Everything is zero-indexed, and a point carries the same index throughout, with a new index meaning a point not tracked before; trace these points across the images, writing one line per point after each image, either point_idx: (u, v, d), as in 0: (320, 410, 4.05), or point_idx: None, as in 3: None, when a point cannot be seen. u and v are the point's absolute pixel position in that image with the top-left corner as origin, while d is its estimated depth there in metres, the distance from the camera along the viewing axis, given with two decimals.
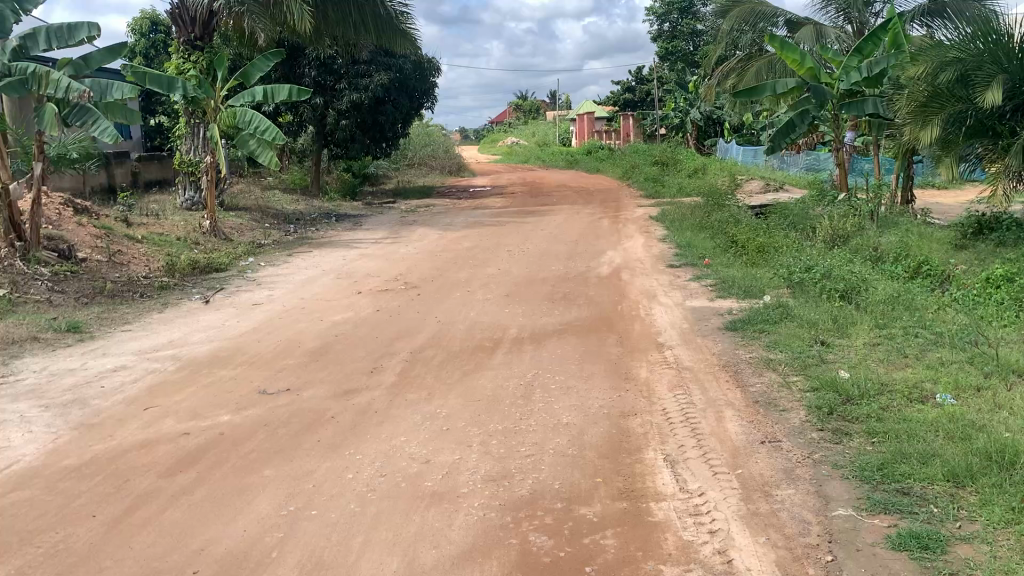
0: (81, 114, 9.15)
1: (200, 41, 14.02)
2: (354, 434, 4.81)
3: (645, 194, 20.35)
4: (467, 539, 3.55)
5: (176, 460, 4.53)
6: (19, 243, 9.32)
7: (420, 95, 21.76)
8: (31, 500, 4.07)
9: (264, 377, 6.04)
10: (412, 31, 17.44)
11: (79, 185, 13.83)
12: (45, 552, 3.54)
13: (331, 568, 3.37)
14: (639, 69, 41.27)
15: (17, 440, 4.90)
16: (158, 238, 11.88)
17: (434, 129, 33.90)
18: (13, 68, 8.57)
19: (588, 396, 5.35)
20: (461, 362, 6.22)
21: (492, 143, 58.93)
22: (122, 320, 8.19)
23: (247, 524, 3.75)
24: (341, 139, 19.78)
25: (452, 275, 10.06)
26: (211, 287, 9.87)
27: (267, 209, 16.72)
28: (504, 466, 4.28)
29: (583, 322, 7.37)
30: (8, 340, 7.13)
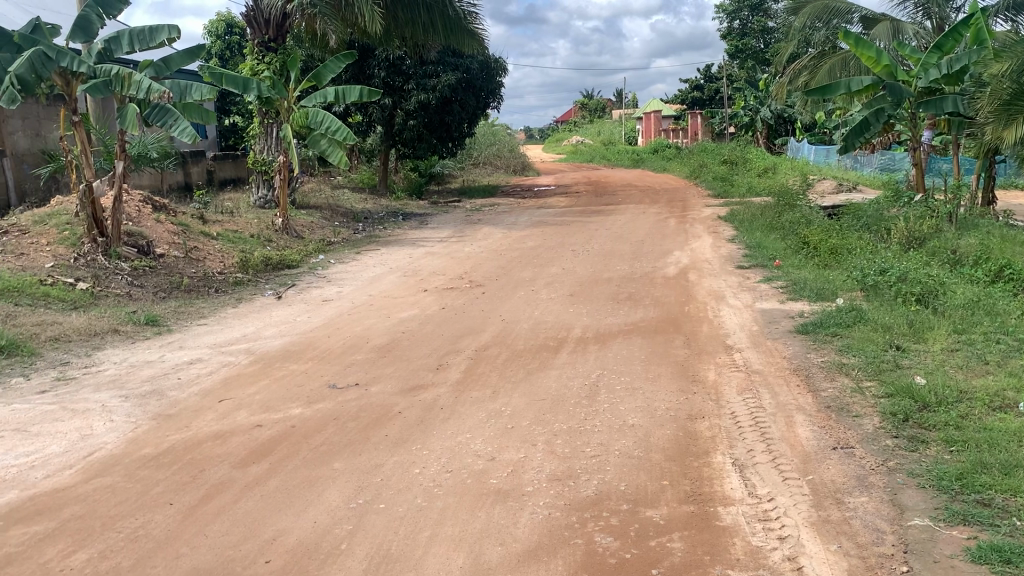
0: (161, 114, 9.36)
1: (274, 42, 14.32)
2: (421, 430, 4.87)
3: (712, 194, 20.05)
4: (533, 537, 3.56)
5: (249, 451, 4.65)
6: (101, 239, 9.63)
7: (486, 95, 21.83)
8: (112, 486, 4.22)
9: (334, 371, 6.16)
10: (480, 31, 17.54)
11: (158, 183, 14.29)
12: (126, 537, 3.68)
13: (399, 562, 3.41)
14: (708, 68, 40.77)
15: (99, 429, 5.10)
16: (232, 236, 12.17)
17: (499, 129, 34.03)
18: (97, 70, 8.88)
19: (654, 398, 5.31)
20: (527, 361, 6.23)
21: (557, 142, 58.83)
22: (198, 314, 8.45)
23: (317, 515, 3.83)
24: (409, 139, 20.01)
25: (518, 274, 10.06)
26: (283, 284, 10.09)
27: (336, 208, 17.00)
28: (569, 465, 4.28)
29: (650, 323, 7.31)
30: (91, 332, 7.41)
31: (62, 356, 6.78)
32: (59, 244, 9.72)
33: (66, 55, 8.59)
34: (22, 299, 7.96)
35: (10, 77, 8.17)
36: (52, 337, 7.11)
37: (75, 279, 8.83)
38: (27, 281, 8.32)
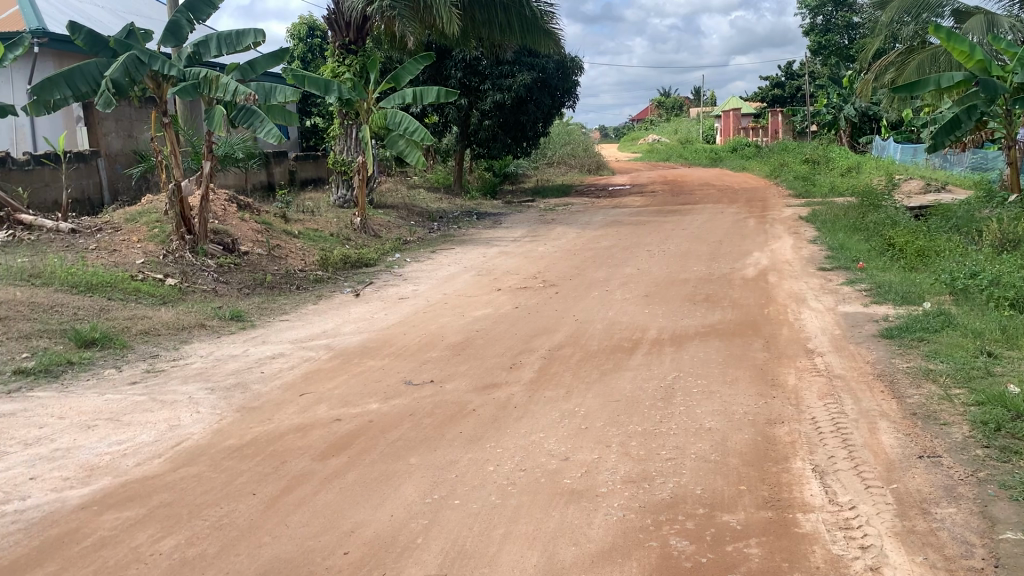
0: (248, 116, 9.61)
1: (354, 45, 14.58)
2: (495, 427, 4.90)
3: (793, 194, 19.60)
4: (606, 537, 3.56)
5: (329, 444, 4.76)
6: (189, 237, 9.96)
7: (562, 95, 21.80)
8: (198, 475, 4.38)
9: (410, 368, 6.24)
10: (556, 31, 17.54)
11: (242, 183, 14.72)
12: (211, 524, 3.80)
13: (474, 558, 3.44)
14: (790, 64, 39.97)
15: (187, 419, 5.30)
16: (312, 234, 12.47)
17: (574, 128, 33.96)
18: (186, 73, 9.18)
19: (732, 402, 5.23)
20: (601, 361, 6.22)
21: (632, 141, 58.37)
22: (280, 310, 8.68)
23: (393, 509, 3.89)
24: (484, 139, 20.15)
25: (591, 274, 10.03)
26: (361, 281, 10.28)
27: (413, 207, 17.23)
28: (644, 468, 4.26)
29: (727, 325, 7.19)
30: (179, 326, 7.68)
31: (151, 348, 7.06)
32: (149, 241, 10.10)
33: (158, 60, 8.92)
34: (115, 293, 8.31)
35: (106, 81, 8.53)
36: (142, 331, 7.40)
37: (164, 275, 9.16)
38: (120, 276, 8.67)
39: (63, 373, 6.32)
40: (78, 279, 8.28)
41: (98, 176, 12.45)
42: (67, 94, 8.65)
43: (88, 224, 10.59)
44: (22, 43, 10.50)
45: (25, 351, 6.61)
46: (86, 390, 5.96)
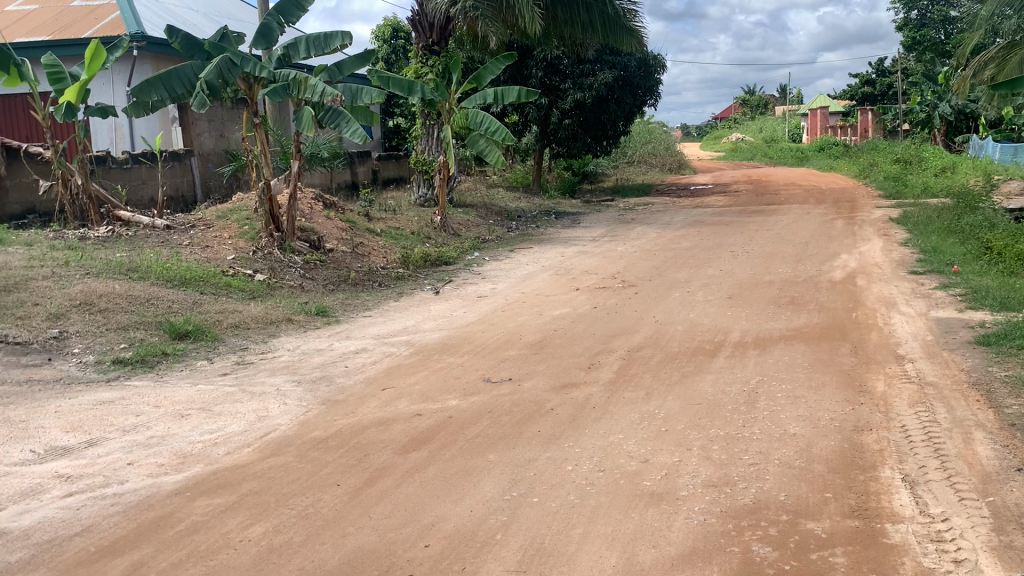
0: (334, 117, 9.81)
1: (437, 45, 14.79)
2: (573, 427, 4.91)
3: (883, 194, 19.00)
4: (687, 541, 3.53)
5: (410, 438, 4.85)
6: (277, 234, 10.25)
7: (644, 92, 21.48)
8: (286, 465, 4.52)
9: (489, 366, 6.30)
10: (638, 29, 17.43)
11: (328, 182, 15.06)
12: (298, 514, 3.92)
13: (553, 556, 3.46)
14: (881, 61, 38.72)
15: (275, 410, 5.47)
16: (394, 233, 12.69)
17: (655, 127, 33.62)
18: (277, 75, 9.45)
19: (817, 407, 5.11)
20: (681, 363, 6.15)
21: (715, 140, 57.38)
22: (363, 306, 8.88)
23: (473, 504, 3.94)
24: (563, 139, 20.16)
25: (672, 274, 9.94)
26: (441, 279, 10.41)
27: (492, 206, 17.36)
28: (726, 472, 4.20)
29: (813, 329, 7.03)
30: (267, 321, 7.92)
31: (242, 341, 7.31)
32: (240, 238, 10.44)
33: (249, 61, 9.19)
34: (208, 288, 8.62)
35: (201, 82, 8.85)
36: (233, 324, 7.66)
37: (254, 271, 9.46)
38: (212, 271, 9.00)
39: (159, 364, 6.60)
40: (173, 275, 8.61)
41: (191, 174, 12.93)
42: (164, 96, 9.00)
43: (182, 220, 11.00)
44: (122, 45, 10.95)
45: (123, 342, 6.92)
46: (180, 380, 6.21)
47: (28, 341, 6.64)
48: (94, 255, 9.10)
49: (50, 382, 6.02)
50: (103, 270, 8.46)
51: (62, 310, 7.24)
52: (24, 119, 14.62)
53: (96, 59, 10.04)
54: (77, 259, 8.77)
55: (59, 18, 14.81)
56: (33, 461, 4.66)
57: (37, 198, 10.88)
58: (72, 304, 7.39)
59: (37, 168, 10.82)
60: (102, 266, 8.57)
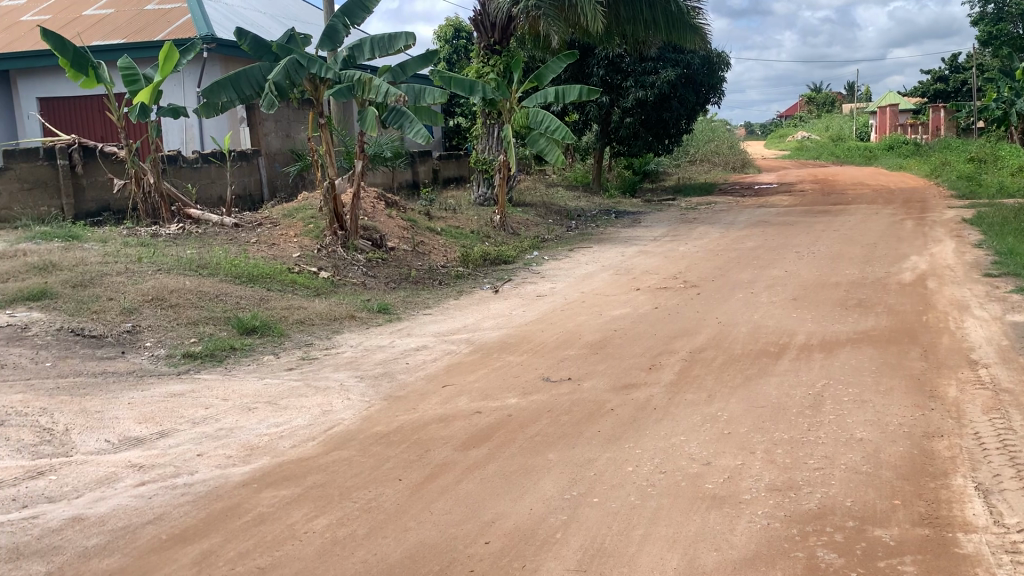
0: (398, 117, 9.91)
1: (498, 45, 14.81)
2: (634, 428, 4.88)
3: (956, 194, 18.42)
4: (750, 545, 3.48)
5: (470, 435, 4.89)
6: (341, 232, 10.42)
7: (707, 90, 21.22)
8: (349, 459, 4.59)
9: (548, 365, 6.31)
10: (702, 27, 17.25)
11: (389, 181, 15.24)
12: (361, 507, 3.99)
13: (613, 556, 3.45)
14: (955, 56, 37.51)
15: (338, 405, 5.57)
16: (454, 231, 12.79)
17: (718, 125, 33.10)
18: (342, 76, 9.59)
19: (885, 412, 4.99)
20: (744, 366, 6.07)
21: (779, 138, 56.32)
22: (424, 304, 8.97)
23: (533, 503, 3.95)
24: (624, 137, 20.06)
25: (735, 275, 9.80)
26: (500, 278, 10.45)
27: (552, 205, 17.36)
28: (790, 476, 4.13)
29: (881, 332, 6.87)
30: (332, 317, 8.06)
31: (307, 337, 7.46)
32: (305, 236, 10.65)
33: (316, 62, 9.36)
34: (274, 285, 8.81)
35: (269, 83, 9.06)
36: (298, 320, 7.82)
37: (318, 268, 9.64)
38: (278, 268, 9.19)
39: (227, 358, 6.77)
40: (241, 271, 8.82)
41: (258, 173, 13.21)
42: (233, 97, 9.22)
43: (249, 219, 11.26)
44: (193, 48, 11.24)
45: (193, 336, 7.12)
46: (247, 374, 6.37)
47: (103, 335, 6.88)
48: (165, 251, 9.38)
49: (124, 375, 6.22)
50: (173, 266, 8.71)
51: (134, 305, 7.48)
52: (100, 119, 15.13)
53: (169, 61, 10.34)
54: (149, 255, 9.04)
55: (134, 22, 15.27)
56: (108, 450, 4.83)
57: (112, 197, 11.25)
58: (145, 299, 7.63)
59: (112, 167, 11.20)
60: (173, 263, 8.82)
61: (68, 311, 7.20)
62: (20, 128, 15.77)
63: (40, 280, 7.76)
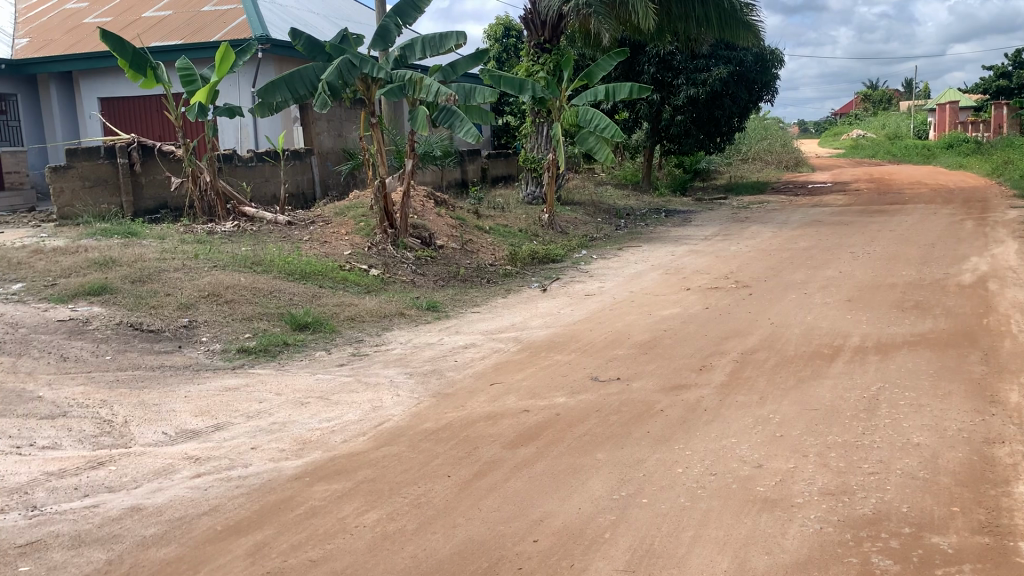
0: (448, 116, 9.95)
1: (548, 43, 14.87)
2: (684, 430, 4.84)
3: (1019, 194, 17.87)
4: (802, 549, 3.43)
5: (518, 433, 4.90)
6: (391, 231, 10.55)
7: (760, 88, 20.94)
8: (399, 455, 4.64)
9: (597, 364, 6.30)
10: (755, 23, 17.03)
11: (439, 180, 15.34)
12: (410, 502, 4.03)
13: (662, 558, 3.43)
14: (1018, 52, 36.39)
15: (388, 401, 5.64)
16: (502, 230, 12.83)
17: (771, 123, 32.64)
18: (394, 75, 9.66)
19: (944, 417, 4.87)
20: (797, 367, 5.98)
21: (834, 137, 55.28)
22: (472, 302, 9.01)
23: (581, 502, 3.95)
24: (675, 135, 19.89)
25: (787, 275, 9.67)
26: (548, 277, 10.46)
27: (600, 204, 17.30)
28: (844, 481, 4.06)
29: (939, 335, 6.71)
30: (382, 314, 8.14)
31: (357, 333, 7.55)
32: (356, 234, 10.79)
33: (368, 62, 9.45)
34: (326, 282, 8.93)
35: (323, 84, 9.18)
36: (349, 316, 7.92)
37: (369, 266, 9.75)
38: (330, 266, 9.32)
39: (280, 353, 6.88)
40: (294, 268, 8.97)
41: (311, 172, 13.41)
42: (288, 97, 9.36)
43: (302, 217, 11.44)
44: (249, 49, 11.43)
45: (248, 331, 7.26)
46: (300, 369, 6.47)
47: (160, 329, 7.05)
48: (221, 248, 9.57)
49: (180, 369, 6.37)
50: (229, 263, 8.88)
51: (191, 300, 7.65)
52: (158, 119, 15.50)
53: (225, 62, 10.56)
54: (205, 252, 9.24)
55: (192, 23, 15.59)
56: (165, 442, 4.95)
57: (169, 194, 11.52)
58: (201, 295, 7.80)
59: (169, 166, 11.46)
60: (228, 260, 9.00)
61: (127, 305, 7.40)
62: (82, 128, 16.23)
63: (100, 276, 7.98)
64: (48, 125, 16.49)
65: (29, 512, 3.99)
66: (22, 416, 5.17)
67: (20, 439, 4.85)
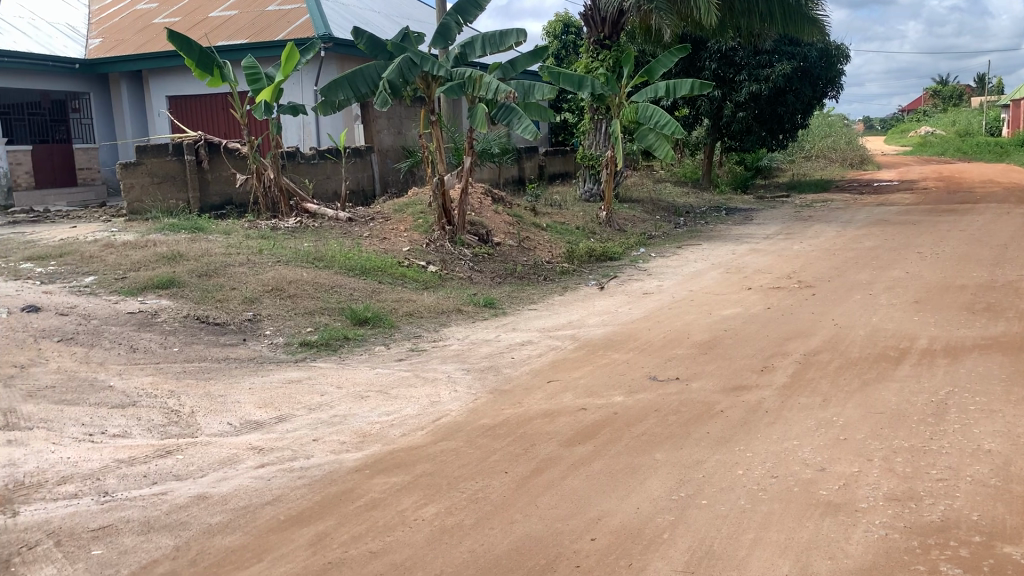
0: (507, 114, 9.95)
1: (608, 40, 14.77)
2: (745, 431, 4.78)
3: None
4: (867, 555, 3.37)
5: (576, 432, 4.90)
6: (449, 227, 10.61)
7: (825, 83, 20.49)
8: (456, 450, 4.68)
9: (656, 363, 6.26)
10: (821, 18, 16.71)
11: (497, 177, 15.40)
12: (468, 497, 4.06)
13: (722, 560, 3.40)
14: None
15: (446, 396, 5.69)
16: (560, 227, 12.82)
17: (835, 121, 31.98)
18: (454, 73, 9.72)
19: (1017, 423, 4.72)
20: (862, 370, 5.86)
21: (901, 134, 53.85)
22: (529, 300, 9.02)
23: (640, 502, 3.93)
24: (736, 132, 19.60)
25: (852, 276, 9.47)
26: (606, 275, 10.42)
27: (659, 201, 17.15)
28: (910, 486, 3.97)
29: (1012, 338, 6.50)
30: (440, 310, 8.21)
31: (416, 329, 7.63)
32: (414, 231, 10.89)
33: (428, 60, 9.53)
34: (385, 278, 9.04)
35: (384, 82, 9.29)
36: (407, 312, 8.01)
37: (427, 262, 9.83)
38: (389, 262, 9.43)
39: (341, 347, 6.99)
40: (354, 264, 9.10)
41: (371, 169, 13.57)
42: (349, 96, 9.50)
43: (362, 213, 11.59)
44: (312, 48, 11.60)
45: (310, 325, 7.40)
46: (360, 363, 6.56)
47: (226, 322, 7.22)
48: (284, 244, 9.77)
49: (245, 361, 6.52)
50: (291, 258, 9.05)
51: (255, 294, 7.82)
52: (224, 117, 15.86)
53: (290, 61, 10.75)
54: (269, 247, 9.43)
55: (257, 23, 15.91)
56: (231, 432, 5.08)
57: (234, 190, 11.79)
58: (265, 289, 7.97)
59: (235, 162, 11.71)
60: (291, 255, 9.18)
61: (194, 299, 7.60)
62: (151, 125, 16.71)
63: (168, 270, 8.22)
64: (119, 123, 17.02)
65: (100, 498, 4.13)
66: (94, 405, 5.35)
67: (93, 427, 5.03)
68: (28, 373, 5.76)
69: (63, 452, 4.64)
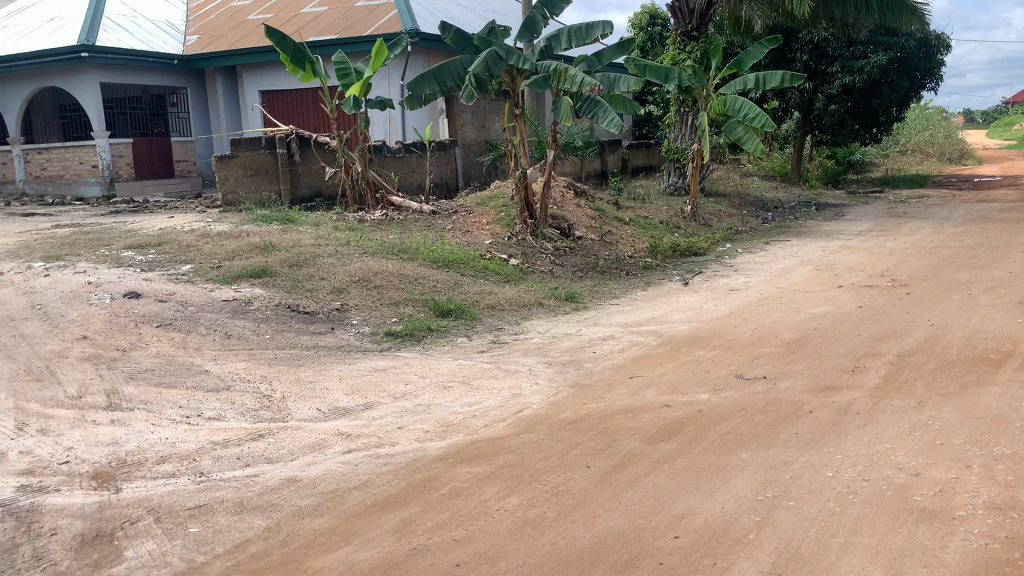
0: (592, 107, 9.91)
1: (696, 31, 14.53)
2: (835, 433, 4.66)
3: None
4: (964, 565, 3.25)
5: (659, 428, 4.87)
6: (531, 221, 10.64)
7: (923, 75, 19.70)
8: (538, 443, 4.70)
9: (742, 361, 6.15)
10: (920, 7, 16.09)
11: (580, 170, 15.36)
12: (550, 490, 4.08)
13: (810, 563, 3.33)
14: None
15: (528, 389, 5.72)
16: (643, 222, 12.70)
17: (934, 113, 30.75)
18: (539, 66, 9.72)
19: None
20: (960, 373, 5.63)
21: (1004, 127, 51.37)
22: (611, 294, 8.98)
23: (725, 501, 3.88)
24: (828, 125, 19.04)
25: (950, 274, 9.12)
26: (690, 270, 10.28)
27: (746, 196, 16.82)
28: (1012, 495, 3.81)
29: None
30: (522, 304, 8.25)
31: (497, 322, 7.68)
32: (497, 224, 10.95)
33: (514, 54, 9.56)
34: (467, 270, 9.13)
35: (470, 77, 9.38)
36: (489, 305, 8.07)
37: (509, 255, 9.89)
38: (471, 255, 9.52)
39: (425, 338, 7.10)
40: (437, 256, 9.22)
41: (455, 163, 13.72)
42: (436, 90, 9.63)
43: (446, 207, 11.72)
44: (400, 43, 11.75)
45: (394, 316, 7.54)
46: (443, 354, 6.66)
47: (314, 312, 7.42)
48: (371, 235, 9.97)
49: (332, 349, 6.68)
50: (377, 250, 9.24)
51: (342, 285, 8.01)
52: (314, 111, 16.26)
53: (379, 56, 10.92)
54: (356, 239, 9.64)
55: (347, 18, 16.23)
56: (319, 418, 5.22)
57: (323, 182, 12.07)
58: (353, 279, 8.16)
59: (324, 156, 12.00)
60: (377, 247, 9.36)
61: (285, 288, 7.83)
62: (245, 119, 17.24)
63: (261, 259, 8.48)
64: (214, 117, 17.62)
65: (196, 477, 4.31)
66: (191, 388, 5.58)
67: (189, 410, 5.24)
68: (130, 356, 6.05)
69: (162, 433, 4.86)
